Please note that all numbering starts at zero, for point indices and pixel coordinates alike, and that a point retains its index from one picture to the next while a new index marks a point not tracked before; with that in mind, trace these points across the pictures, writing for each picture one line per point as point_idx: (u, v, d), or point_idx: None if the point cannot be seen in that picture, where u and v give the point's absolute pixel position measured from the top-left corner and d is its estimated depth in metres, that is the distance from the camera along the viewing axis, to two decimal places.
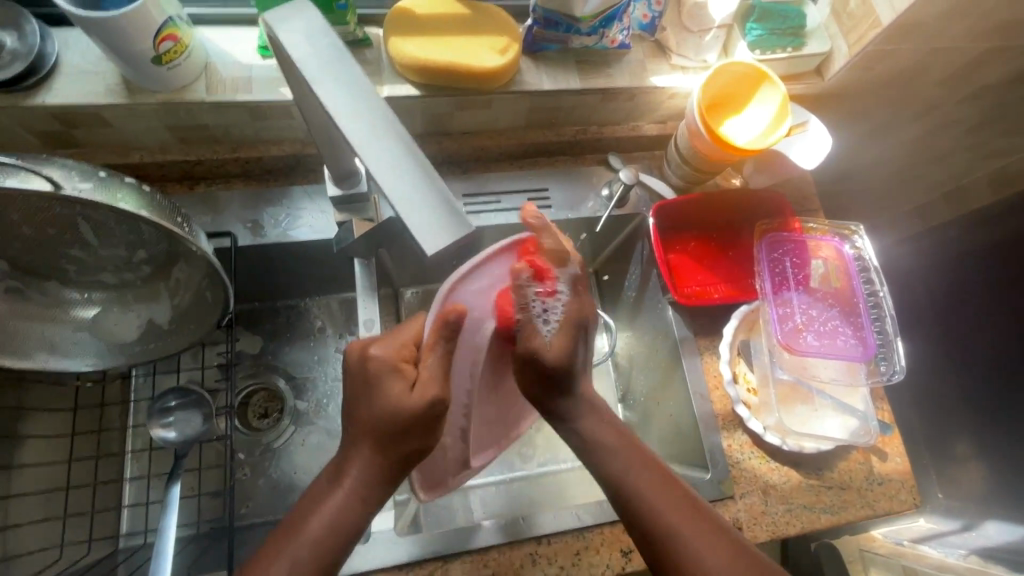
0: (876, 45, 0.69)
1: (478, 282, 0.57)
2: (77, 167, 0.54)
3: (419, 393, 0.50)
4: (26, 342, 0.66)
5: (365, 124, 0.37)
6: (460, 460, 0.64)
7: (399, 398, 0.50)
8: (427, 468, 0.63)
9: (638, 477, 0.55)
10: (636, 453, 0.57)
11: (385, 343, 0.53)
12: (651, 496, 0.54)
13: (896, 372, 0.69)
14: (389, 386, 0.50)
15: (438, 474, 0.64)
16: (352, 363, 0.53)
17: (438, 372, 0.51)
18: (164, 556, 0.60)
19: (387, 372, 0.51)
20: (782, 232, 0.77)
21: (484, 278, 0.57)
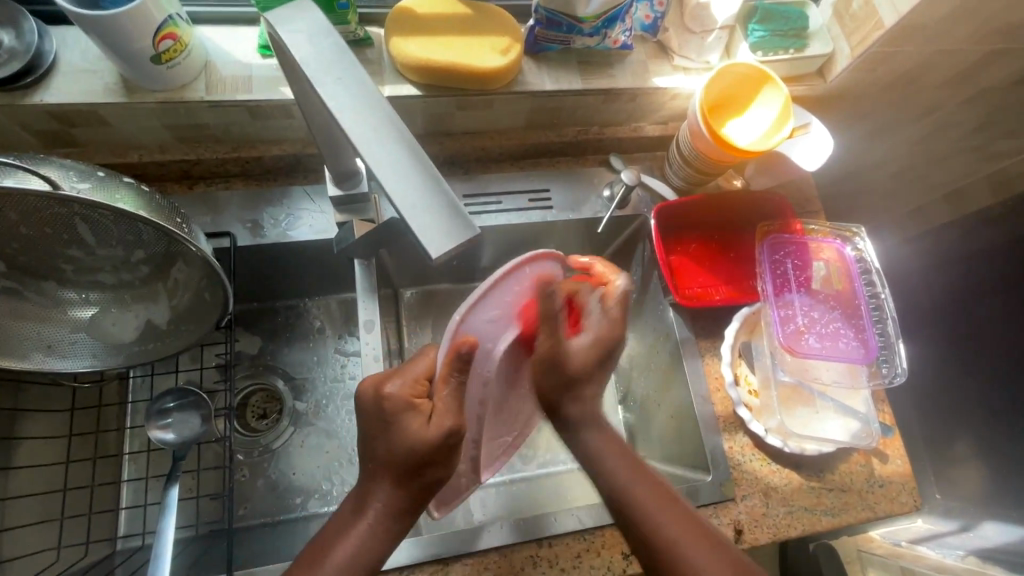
0: (879, 47, 0.69)
1: (484, 309, 0.52)
2: (76, 167, 0.53)
3: (437, 425, 0.49)
4: (24, 343, 0.65)
5: (368, 125, 0.36)
6: (473, 477, 0.64)
7: (417, 434, 0.49)
8: (443, 493, 0.63)
9: (658, 515, 0.53)
10: (654, 489, 0.55)
11: (399, 380, 0.51)
12: (670, 534, 0.52)
13: (897, 374, 0.69)
14: (406, 422, 0.50)
15: (454, 492, 0.64)
16: (366, 401, 0.52)
17: (455, 406, 0.50)
18: (162, 559, 0.59)
19: (403, 409, 0.50)
20: (784, 234, 0.76)
21: (491, 303, 0.52)
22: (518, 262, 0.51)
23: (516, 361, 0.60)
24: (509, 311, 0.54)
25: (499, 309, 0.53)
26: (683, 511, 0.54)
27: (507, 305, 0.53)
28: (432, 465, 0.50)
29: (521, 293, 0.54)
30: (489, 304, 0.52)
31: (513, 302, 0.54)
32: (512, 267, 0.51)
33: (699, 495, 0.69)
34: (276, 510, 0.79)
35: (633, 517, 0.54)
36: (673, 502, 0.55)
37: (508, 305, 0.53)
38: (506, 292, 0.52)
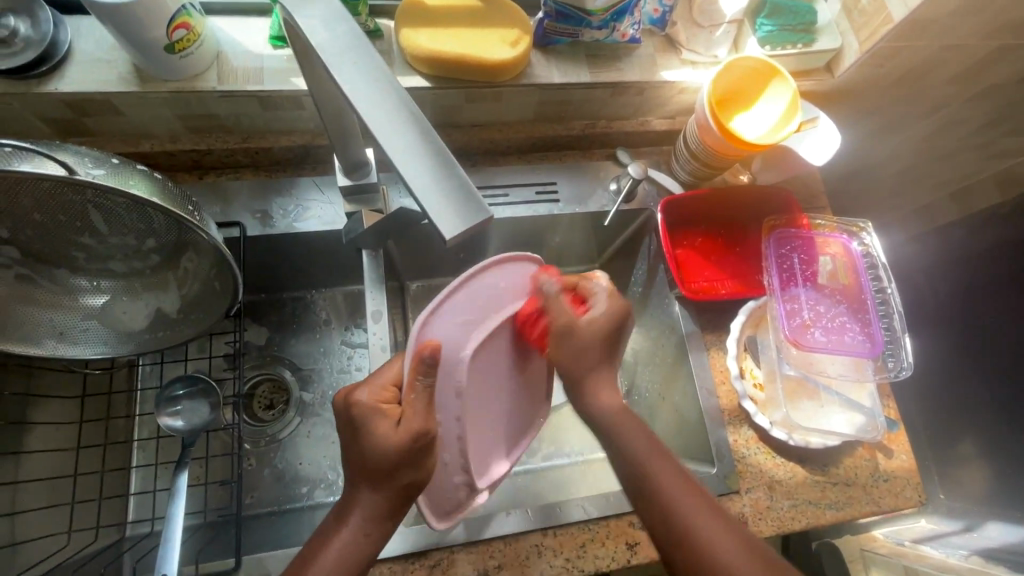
0: (887, 42, 0.69)
1: (447, 314, 0.53)
2: (91, 154, 0.54)
3: (404, 428, 0.50)
4: (36, 330, 0.66)
5: (384, 109, 0.37)
6: (467, 485, 0.58)
7: (386, 437, 0.50)
8: (434, 491, 0.59)
9: (676, 496, 0.54)
10: (672, 469, 0.56)
11: (368, 387, 0.53)
12: (646, 453, 0.57)
13: (903, 368, 0.69)
14: (376, 425, 0.50)
15: (448, 495, 0.59)
16: (338, 410, 0.53)
17: (424, 406, 0.50)
18: (170, 544, 0.60)
19: (370, 413, 0.51)
20: (791, 228, 0.77)
21: (455, 309, 0.54)
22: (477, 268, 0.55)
23: (491, 368, 0.58)
24: (475, 318, 0.55)
25: (465, 317, 0.54)
26: (697, 489, 0.55)
27: (471, 313, 0.54)
28: (407, 466, 0.51)
29: (485, 300, 0.55)
30: (452, 308, 0.53)
31: (478, 309, 0.55)
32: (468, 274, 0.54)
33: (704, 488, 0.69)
34: (281, 499, 0.80)
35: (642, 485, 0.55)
36: (687, 481, 0.56)
37: (471, 311, 0.54)
38: (472, 296, 0.55)
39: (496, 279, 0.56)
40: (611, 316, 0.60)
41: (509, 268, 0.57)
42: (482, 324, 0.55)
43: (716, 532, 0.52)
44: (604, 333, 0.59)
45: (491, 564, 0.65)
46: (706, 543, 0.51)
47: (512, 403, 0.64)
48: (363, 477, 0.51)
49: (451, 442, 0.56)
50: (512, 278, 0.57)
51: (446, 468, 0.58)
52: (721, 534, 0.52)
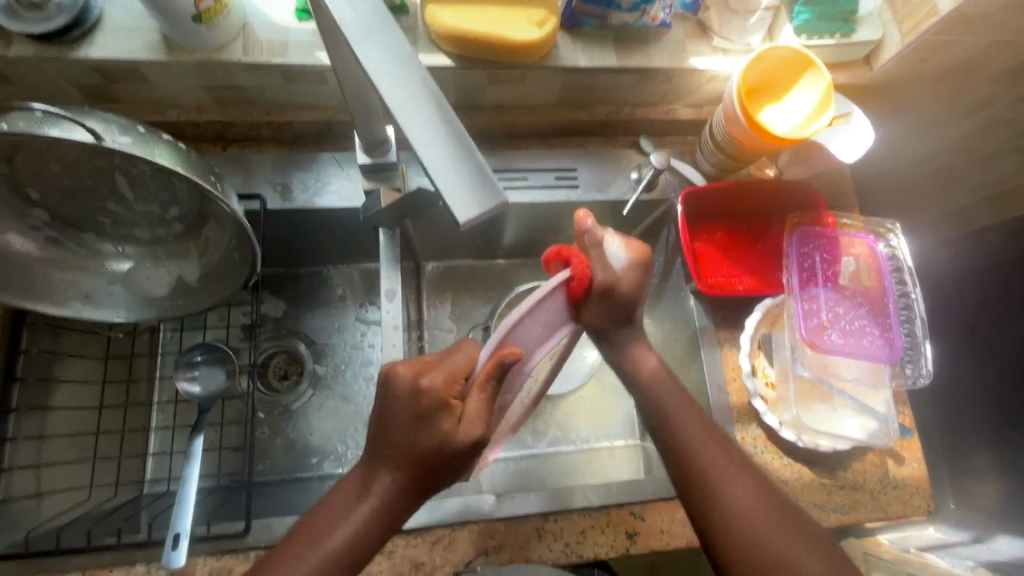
0: (932, 35, 0.66)
1: (528, 329, 0.50)
2: (118, 121, 0.53)
3: (465, 430, 0.48)
4: (64, 291, 0.69)
5: (403, 90, 0.37)
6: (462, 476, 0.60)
7: (447, 434, 0.48)
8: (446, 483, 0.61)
9: (702, 444, 0.58)
10: (696, 418, 0.60)
11: (438, 373, 0.50)
12: (670, 402, 0.61)
13: (921, 376, 0.68)
14: (439, 423, 0.49)
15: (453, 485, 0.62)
16: (401, 391, 0.51)
17: (478, 413, 0.48)
18: (184, 505, 0.62)
19: (437, 408, 0.49)
20: (815, 227, 0.75)
21: (533, 320, 0.50)
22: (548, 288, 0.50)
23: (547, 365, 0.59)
24: (551, 330, 0.53)
25: (543, 324, 0.51)
26: (721, 445, 0.59)
27: (548, 325, 0.52)
28: (447, 467, 0.50)
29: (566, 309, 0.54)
30: (532, 323, 0.49)
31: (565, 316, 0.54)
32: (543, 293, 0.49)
33: None
34: (292, 468, 0.83)
35: (662, 426, 0.60)
36: (714, 440, 0.59)
37: (552, 322, 0.52)
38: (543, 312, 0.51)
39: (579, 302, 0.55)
40: (635, 265, 0.58)
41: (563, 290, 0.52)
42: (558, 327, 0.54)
43: (743, 487, 0.55)
44: (633, 289, 0.58)
45: (491, 545, 0.66)
46: (729, 496, 0.55)
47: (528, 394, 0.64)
48: (372, 454, 0.52)
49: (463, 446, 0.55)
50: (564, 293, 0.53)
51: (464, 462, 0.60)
52: (747, 496, 0.55)
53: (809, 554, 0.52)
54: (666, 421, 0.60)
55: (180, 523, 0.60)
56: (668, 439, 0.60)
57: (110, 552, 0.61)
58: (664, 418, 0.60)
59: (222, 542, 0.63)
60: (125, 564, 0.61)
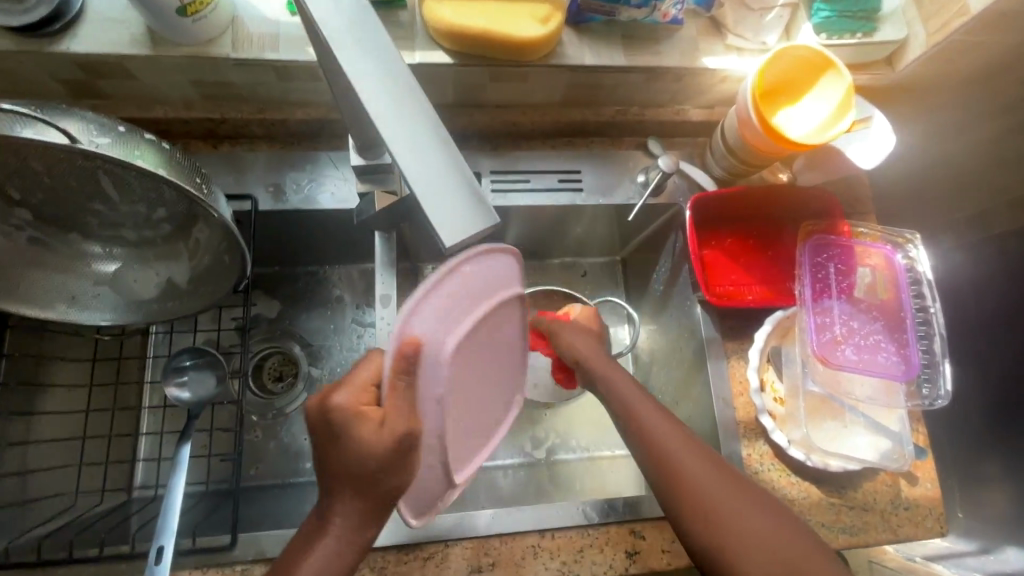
0: (960, 35, 0.63)
1: (428, 312, 0.48)
2: (97, 120, 0.51)
3: (389, 430, 0.47)
4: (49, 293, 0.66)
5: (386, 98, 0.34)
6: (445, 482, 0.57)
7: (371, 441, 0.47)
8: (414, 491, 0.56)
9: (678, 449, 0.55)
10: (665, 420, 0.58)
11: (346, 389, 0.50)
12: (642, 409, 0.59)
13: (940, 397, 0.65)
14: (358, 431, 0.48)
15: (427, 497, 0.57)
16: (315, 415, 0.50)
17: (407, 407, 0.49)
18: (170, 515, 0.60)
19: (353, 418, 0.48)
20: (830, 235, 0.71)
21: (439, 303, 0.49)
22: (450, 266, 0.48)
23: (487, 350, 0.58)
24: (466, 304, 0.52)
25: (453, 305, 0.50)
26: (705, 454, 0.55)
27: (461, 300, 0.51)
28: (387, 472, 0.48)
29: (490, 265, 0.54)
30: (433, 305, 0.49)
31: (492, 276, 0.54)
32: (446, 269, 0.48)
33: None
34: (286, 473, 0.80)
35: (636, 433, 0.58)
36: (698, 449, 0.56)
37: (463, 297, 0.51)
38: (452, 293, 0.50)
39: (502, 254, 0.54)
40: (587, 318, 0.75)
41: (475, 265, 0.51)
42: (479, 305, 0.52)
43: (725, 491, 0.52)
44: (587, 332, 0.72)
45: (484, 562, 0.64)
46: (715, 502, 0.52)
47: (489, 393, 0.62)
48: (348, 480, 0.49)
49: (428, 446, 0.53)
50: (485, 266, 0.52)
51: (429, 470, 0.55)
52: (745, 505, 0.51)
53: (805, 555, 0.48)
54: (640, 428, 0.58)
55: (164, 536, 0.58)
56: (647, 447, 0.57)
57: (92, 565, 0.59)
58: (637, 423, 0.59)
59: (207, 555, 0.61)
60: None
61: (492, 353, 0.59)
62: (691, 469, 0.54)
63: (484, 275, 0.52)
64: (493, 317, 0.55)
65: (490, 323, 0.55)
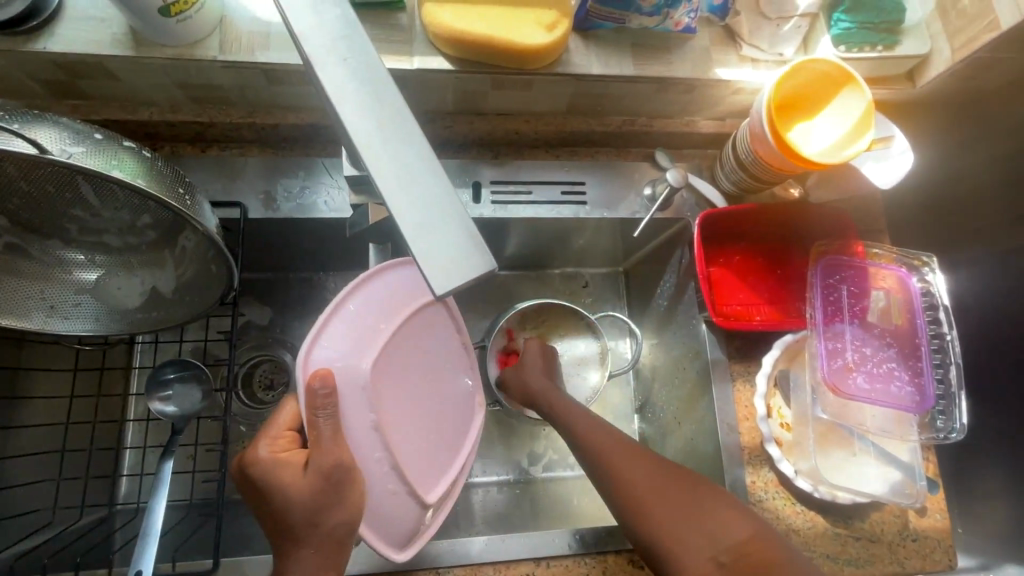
0: (986, 51, 0.60)
1: (328, 344, 0.54)
2: (72, 127, 0.48)
3: (317, 465, 0.49)
4: (26, 302, 0.63)
5: (373, 123, 0.32)
6: (417, 506, 0.56)
7: (298, 485, 0.49)
8: (383, 521, 0.55)
9: (632, 467, 0.56)
10: (618, 442, 0.60)
11: (265, 438, 0.52)
12: (599, 433, 0.61)
13: (954, 430, 0.62)
14: (284, 476, 0.50)
15: (399, 526, 0.55)
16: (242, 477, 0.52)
17: (332, 437, 0.50)
18: (150, 537, 0.58)
19: (274, 465, 0.50)
20: (843, 256, 0.69)
21: (334, 339, 0.55)
22: (331, 307, 0.56)
23: (421, 369, 0.59)
24: (371, 328, 0.56)
25: (351, 336, 0.55)
26: (666, 469, 0.56)
27: (363, 326, 0.56)
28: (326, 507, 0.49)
29: (392, 285, 0.59)
30: (331, 336, 0.55)
31: (393, 296, 0.59)
32: (329, 309, 0.56)
33: None
34: None
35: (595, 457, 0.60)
36: (656, 467, 0.56)
37: (364, 323, 0.56)
38: (343, 328, 0.56)
39: (390, 278, 0.59)
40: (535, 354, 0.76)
41: (360, 299, 0.58)
42: (381, 330, 0.57)
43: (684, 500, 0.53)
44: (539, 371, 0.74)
45: None
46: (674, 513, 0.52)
47: (451, 410, 0.61)
48: (303, 524, 0.49)
49: (383, 472, 0.54)
50: (374, 298, 0.58)
51: (391, 498, 0.55)
52: (702, 508, 0.52)
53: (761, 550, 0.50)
54: (597, 450, 0.60)
55: (144, 558, 0.56)
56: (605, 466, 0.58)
57: None
58: (594, 447, 0.60)
59: None
60: None
61: (432, 374, 0.60)
62: (648, 485, 0.55)
63: (375, 306, 0.58)
64: (411, 336, 0.59)
65: (407, 345, 0.58)
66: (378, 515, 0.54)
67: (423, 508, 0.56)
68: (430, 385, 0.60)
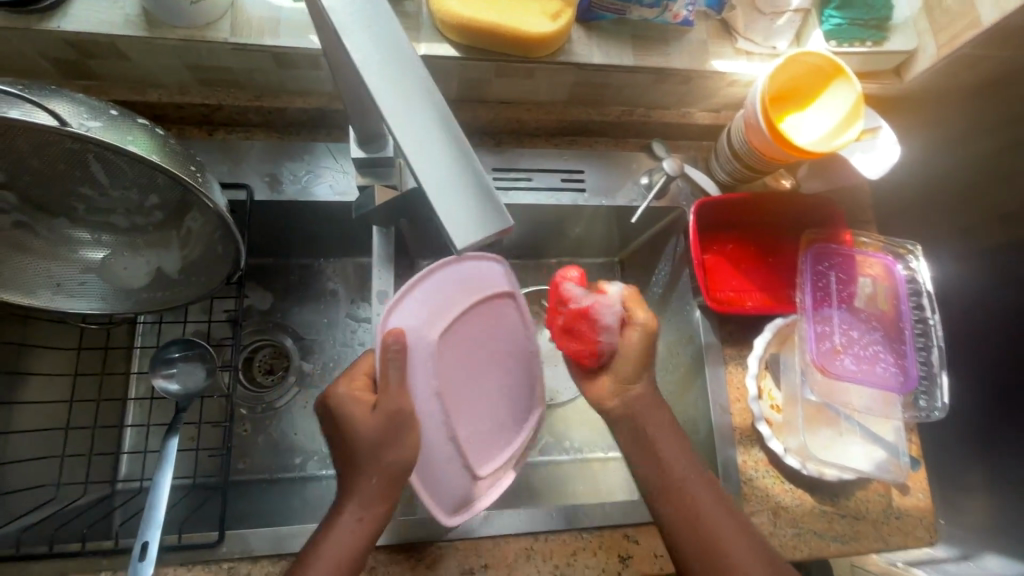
0: (970, 47, 0.63)
1: (407, 313, 0.58)
2: (88, 103, 0.49)
3: (380, 410, 0.53)
4: (34, 279, 0.64)
5: (397, 92, 0.33)
6: (468, 476, 0.61)
7: None
8: (437, 485, 0.60)
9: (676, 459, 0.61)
10: (670, 436, 0.62)
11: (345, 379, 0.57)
12: (653, 425, 0.63)
13: (936, 409, 0.65)
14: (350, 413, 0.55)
15: (450, 492, 0.60)
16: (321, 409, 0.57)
17: (398, 385, 0.54)
18: (156, 510, 0.58)
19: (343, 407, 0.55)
20: (832, 244, 0.71)
21: (413, 309, 0.59)
22: (414, 279, 0.59)
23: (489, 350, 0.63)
24: (446, 304, 0.60)
25: (429, 308, 0.59)
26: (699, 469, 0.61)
27: (438, 301, 0.60)
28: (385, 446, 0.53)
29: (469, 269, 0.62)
30: (409, 305, 0.58)
31: (470, 280, 0.62)
32: (413, 280, 0.59)
33: None
34: (274, 468, 0.79)
35: (643, 447, 0.62)
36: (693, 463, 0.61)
37: (441, 299, 0.60)
38: (423, 298, 0.59)
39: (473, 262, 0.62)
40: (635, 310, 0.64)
41: (442, 274, 0.60)
42: (456, 307, 0.61)
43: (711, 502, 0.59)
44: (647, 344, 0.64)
45: (476, 564, 0.63)
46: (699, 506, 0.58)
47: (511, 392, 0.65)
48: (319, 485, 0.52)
49: (438, 436, 0.59)
50: (455, 275, 0.61)
51: (446, 463, 0.60)
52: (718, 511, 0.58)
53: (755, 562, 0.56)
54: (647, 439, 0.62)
55: (149, 531, 0.57)
56: (649, 452, 0.62)
57: (72, 560, 0.58)
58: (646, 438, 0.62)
59: (193, 552, 0.60)
60: (90, 572, 0.58)
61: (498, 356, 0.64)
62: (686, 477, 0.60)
63: (453, 281, 0.61)
64: (483, 318, 0.62)
65: (479, 324, 0.62)
66: (432, 479, 0.59)
67: (475, 478, 0.62)
68: (495, 365, 0.64)
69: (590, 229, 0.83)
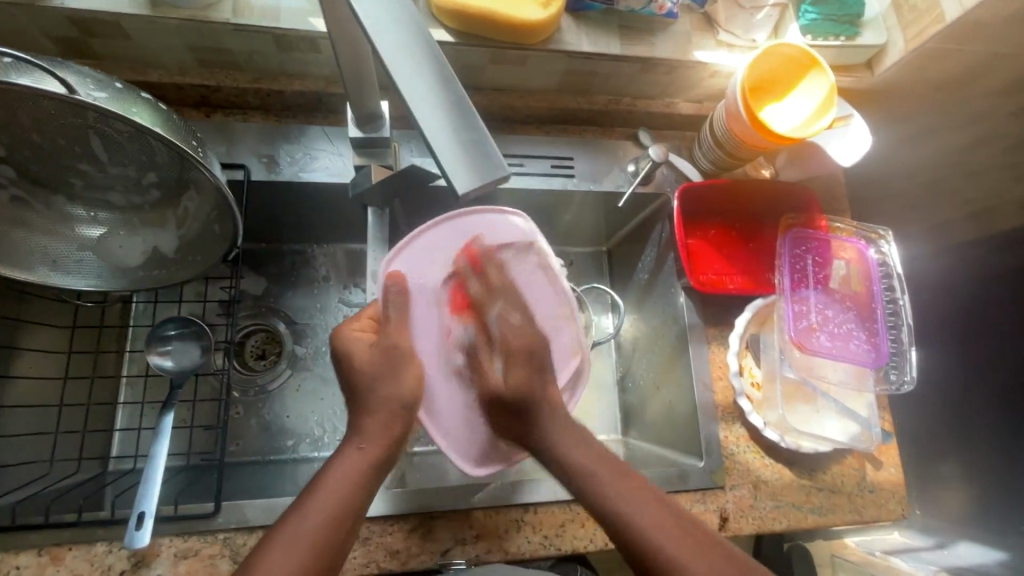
0: (936, 42, 0.67)
1: (411, 258, 0.63)
2: (93, 75, 0.51)
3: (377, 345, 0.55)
4: (29, 255, 0.64)
5: (403, 50, 0.35)
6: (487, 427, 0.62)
7: None
8: (456, 432, 0.62)
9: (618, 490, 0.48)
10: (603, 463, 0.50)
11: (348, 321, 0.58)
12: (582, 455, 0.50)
13: (905, 382, 0.69)
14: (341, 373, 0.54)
15: (473, 441, 0.62)
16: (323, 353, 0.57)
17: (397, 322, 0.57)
18: (150, 484, 0.59)
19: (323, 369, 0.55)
20: (808, 229, 0.75)
21: (416, 257, 0.63)
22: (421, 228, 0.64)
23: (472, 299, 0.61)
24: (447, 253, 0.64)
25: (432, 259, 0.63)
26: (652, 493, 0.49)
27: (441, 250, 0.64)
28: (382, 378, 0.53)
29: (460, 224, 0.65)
30: (414, 256, 0.63)
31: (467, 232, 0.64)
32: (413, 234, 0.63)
33: (688, 480, 0.69)
34: (266, 450, 0.80)
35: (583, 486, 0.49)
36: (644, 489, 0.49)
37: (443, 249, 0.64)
38: (424, 250, 0.63)
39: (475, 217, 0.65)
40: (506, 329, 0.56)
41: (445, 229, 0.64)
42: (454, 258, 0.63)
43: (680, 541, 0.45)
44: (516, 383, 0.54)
45: (469, 534, 0.65)
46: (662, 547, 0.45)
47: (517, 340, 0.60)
48: None
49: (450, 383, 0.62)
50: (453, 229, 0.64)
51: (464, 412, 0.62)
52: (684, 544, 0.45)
53: None
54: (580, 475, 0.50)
55: (145, 502, 0.57)
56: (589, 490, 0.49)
57: (68, 531, 0.58)
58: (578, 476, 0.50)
59: (188, 522, 0.60)
60: (86, 542, 0.59)
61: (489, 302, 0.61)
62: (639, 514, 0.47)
63: (450, 234, 0.64)
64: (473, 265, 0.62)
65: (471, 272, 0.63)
66: (452, 427, 0.62)
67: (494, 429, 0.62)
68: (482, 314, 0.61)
69: (578, 216, 0.85)
